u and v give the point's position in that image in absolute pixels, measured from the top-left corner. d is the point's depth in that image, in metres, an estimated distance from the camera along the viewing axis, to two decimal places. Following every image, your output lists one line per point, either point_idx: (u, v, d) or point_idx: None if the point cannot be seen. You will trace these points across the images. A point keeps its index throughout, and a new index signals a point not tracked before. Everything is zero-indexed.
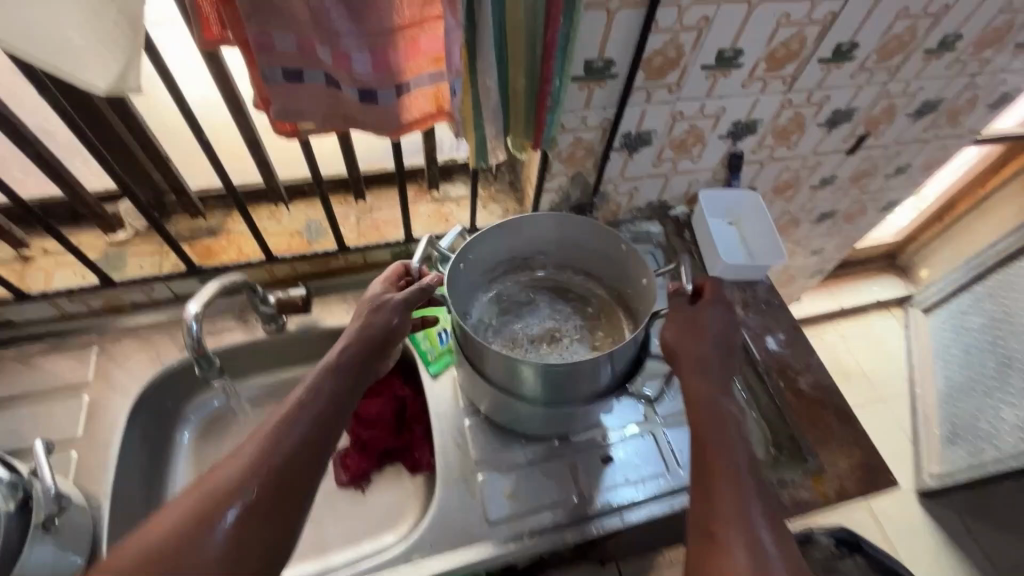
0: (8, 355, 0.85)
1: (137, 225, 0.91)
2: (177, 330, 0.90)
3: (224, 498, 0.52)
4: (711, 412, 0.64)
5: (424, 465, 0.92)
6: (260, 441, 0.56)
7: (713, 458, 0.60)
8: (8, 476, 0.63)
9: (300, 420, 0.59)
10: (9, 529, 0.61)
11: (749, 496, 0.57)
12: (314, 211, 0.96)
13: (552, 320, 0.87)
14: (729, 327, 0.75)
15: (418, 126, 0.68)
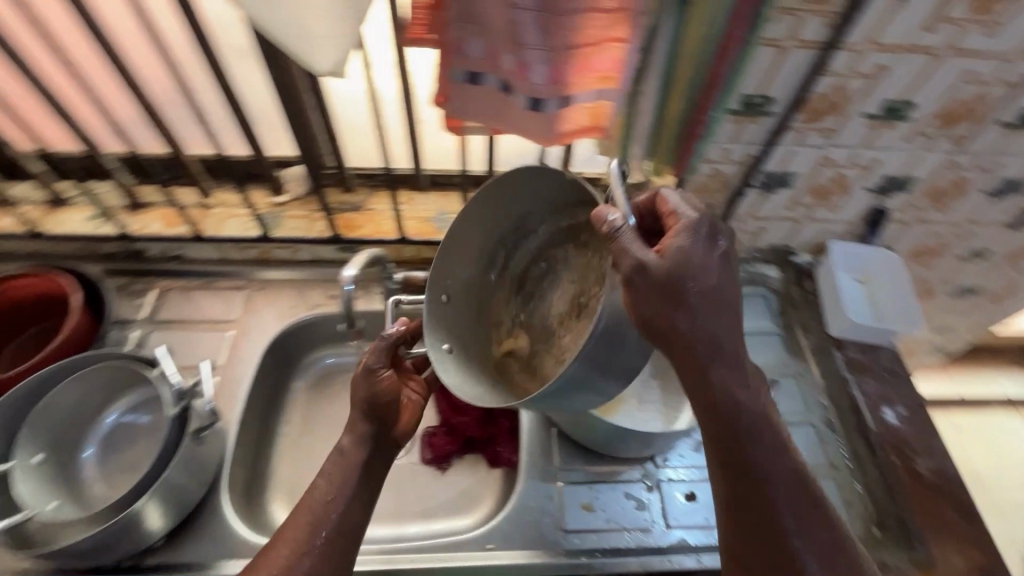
0: (177, 284, 0.99)
1: (297, 191, 1.01)
2: (313, 289, 1.01)
3: (318, 520, 0.63)
4: (735, 424, 0.61)
5: (504, 460, 0.94)
6: (335, 471, 0.67)
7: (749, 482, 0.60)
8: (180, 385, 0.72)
9: (352, 468, 0.67)
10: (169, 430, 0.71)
11: (783, 503, 0.60)
12: (447, 203, 1.02)
13: (577, 285, 0.75)
14: (713, 256, 0.59)
15: (570, 137, 0.71)
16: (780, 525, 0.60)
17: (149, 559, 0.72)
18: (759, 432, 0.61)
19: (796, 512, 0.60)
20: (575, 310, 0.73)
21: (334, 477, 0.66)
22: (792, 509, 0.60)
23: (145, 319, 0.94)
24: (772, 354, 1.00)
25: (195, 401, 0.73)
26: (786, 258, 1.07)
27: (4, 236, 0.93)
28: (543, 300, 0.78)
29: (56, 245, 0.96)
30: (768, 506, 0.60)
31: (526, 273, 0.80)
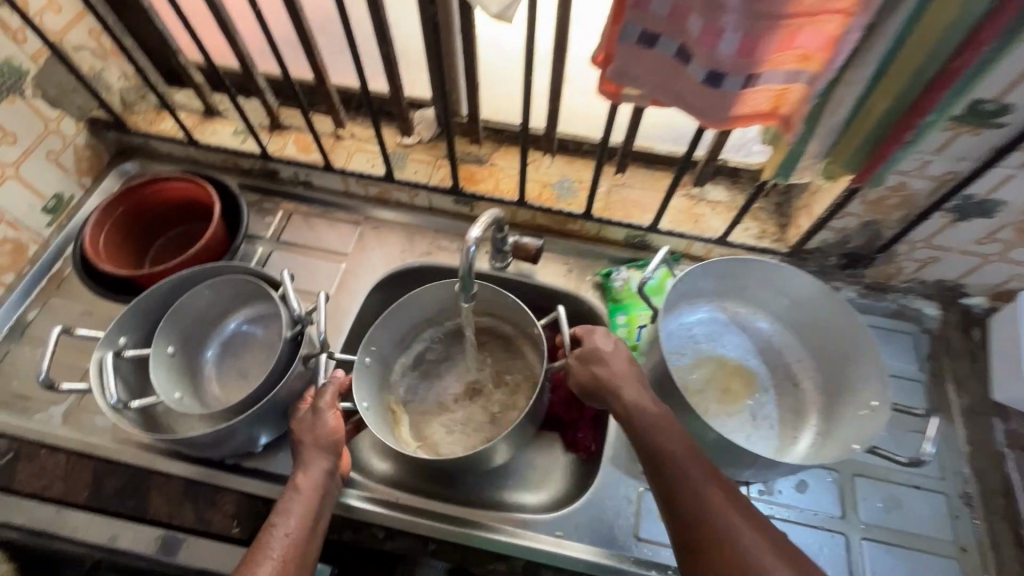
0: (302, 209, 1.03)
1: (423, 135, 0.99)
2: (422, 236, 1.00)
3: (294, 540, 0.61)
4: (666, 457, 0.62)
5: (583, 447, 0.90)
6: (299, 497, 0.65)
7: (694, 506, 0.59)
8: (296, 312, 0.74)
9: (309, 501, 0.65)
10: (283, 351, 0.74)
11: (728, 517, 0.57)
12: (572, 169, 0.97)
13: (470, 372, 0.97)
14: (617, 350, 0.73)
15: (741, 121, 0.62)
16: (742, 545, 0.55)
17: (246, 461, 0.77)
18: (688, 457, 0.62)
19: (720, 520, 0.57)
20: (467, 393, 0.95)
21: (302, 504, 0.64)
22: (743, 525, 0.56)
23: (271, 237, 0.99)
24: (911, 404, 0.86)
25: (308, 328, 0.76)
26: (955, 298, 0.90)
27: (163, 139, 1.01)
28: (440, 382, 0.97)
29: (204, 154, 1.02)
30: (716, 526, 0.57)
31: (422, 353, 0.98)
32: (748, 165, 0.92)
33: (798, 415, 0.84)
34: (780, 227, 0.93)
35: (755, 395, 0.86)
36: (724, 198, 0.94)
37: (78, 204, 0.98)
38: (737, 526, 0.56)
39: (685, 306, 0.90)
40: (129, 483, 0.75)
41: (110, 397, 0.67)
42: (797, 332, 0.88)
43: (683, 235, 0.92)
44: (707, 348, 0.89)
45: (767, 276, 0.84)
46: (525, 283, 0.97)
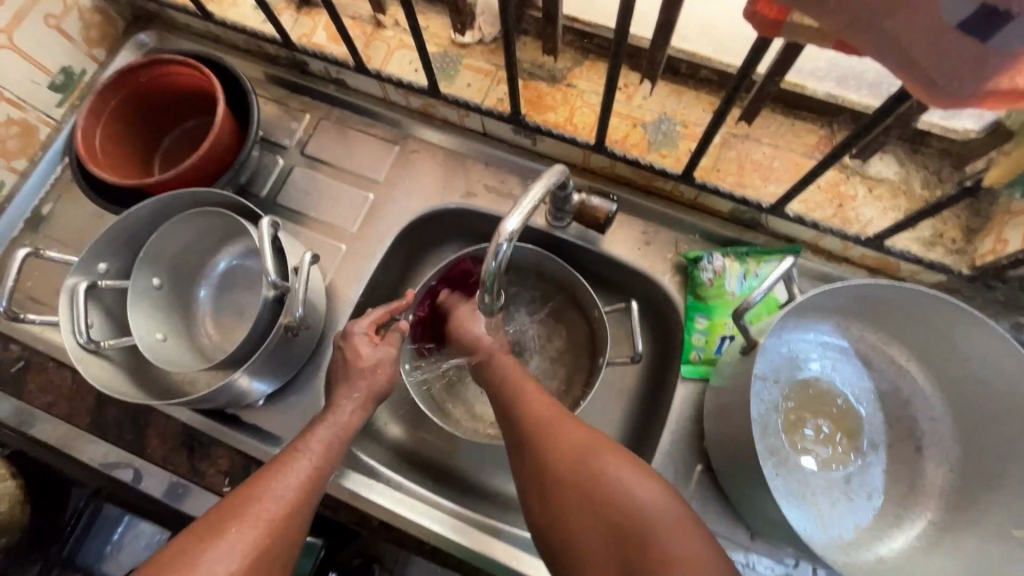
0: (331, 115, 0.84)
1: (486, 32, 0.75)
2: (468, 170, 0.80)
3: (287, 510, 0.52)
4: (554, 466, 0.56)
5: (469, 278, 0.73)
6: (303, 461, 0.55)
7: (586, 494, 0.54)
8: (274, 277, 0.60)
9: (329, 447, 0.57)
10: (262, 314, 0.63)
11: (631, 489, 0.52)
12: (677, 104, 0.71)
13: (512, 334, 0.81)
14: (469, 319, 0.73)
15: (1003, 103, 0.34)
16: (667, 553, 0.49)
17: (246, 415, 0.71)
18: (583, 448, 0.56)
19: (621, 491, 0.52)
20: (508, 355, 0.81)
21: (301, 476, 0.54)
22: (650, 495, 0.52)
23: (295, 148, 0.83)
24: None
25: (292, 293, 0.63)
26: None
27: (175, 7, 0.83)
28: None
29: (223, 31, 0.84)
30: (630, 514, 0.51)
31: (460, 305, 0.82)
32: (946, 131, 0.62)
33: (911, 493, 0.64)
34: (966, 233, 0.64)
35: (856, 454, 0.66)
36: (891, 177, 0.66)
37: (91, 81, 0.85)
38: (649, 500, 0.52)
39: (794, 323, 0.66)
40: (130, 417, 0.71)
41: (79, 335, 0.61)
42: (948, 386, 0.64)
43: (815, 224, 0.66)
44: (808, 378, 0.67)
45: (928, 308, 0.58)
46: (585, 250, 0.76)
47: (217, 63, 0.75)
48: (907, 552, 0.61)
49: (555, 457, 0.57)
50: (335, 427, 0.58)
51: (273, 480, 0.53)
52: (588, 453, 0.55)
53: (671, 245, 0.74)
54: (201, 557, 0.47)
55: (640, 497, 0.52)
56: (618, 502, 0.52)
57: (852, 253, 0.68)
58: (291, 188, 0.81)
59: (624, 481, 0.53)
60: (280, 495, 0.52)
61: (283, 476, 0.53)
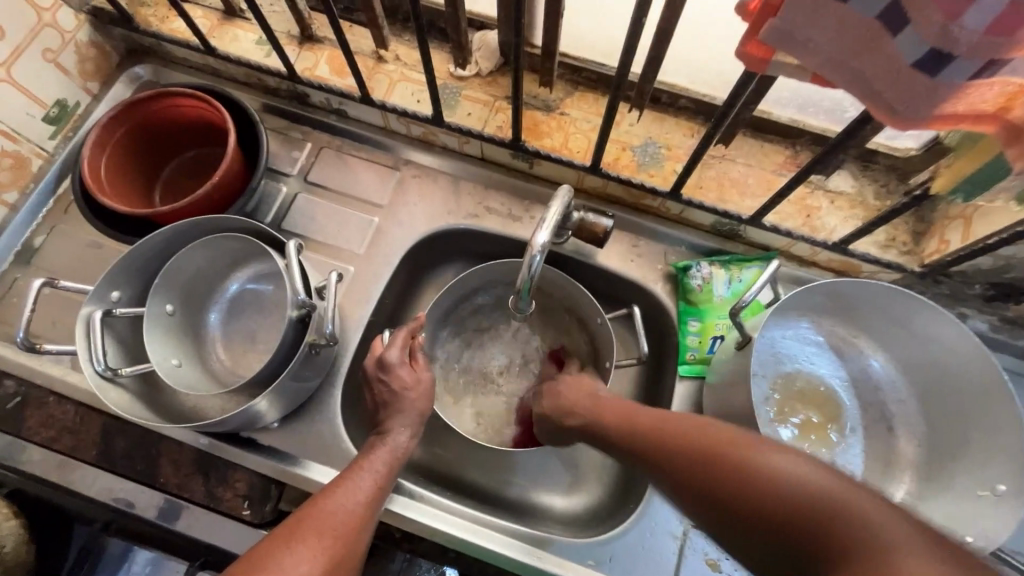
0: (333, 143, 0.88)
1: (483, 66, 0.81)
2: (468, 191, 0.85)
3: (355, 525, 0.57)
4: (699, 462, 0.51)
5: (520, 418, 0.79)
6: (365, 476, 0.61)
7: (734, 479, 0.47)
8: (302, 295, 0.63)
9: (390, 470, 0.63)
10: (288, 335, 0.65)
11: (790, 471, 0.45)
12: (661, 130, 0.78)
13: (518, 346, 0.86)
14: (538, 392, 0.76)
15: (948, 122, 0.43)
16: (875, 537, 0.38)
17: (263, 437, 0.71)
18: (716, 443, 0.51)
19: (775, 474, 0.45)
20: (515, 366, 0.85)
21: (364, 493, 0.60)
22: (805, 472, 0.44)
23: (297, 175, 0.86)
24: None
25: (318, 312, 0.65)
26: None
27: (176, 42, 0.84)
28: (483, 350, 0.86)
29: (222, 65, 0.86)
30: (792, 497, 0.43)
31: (466, 322, 0.86)
32: (891, 149, 0.71)
33: (888, 468, 0.71)
34: (914, 236, 0.74)
35: (837, 437, 0.73)
36: (849, 190, 0.75)
37: (85, 114, 0.85)
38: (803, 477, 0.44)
39: (776, 322, 0.74)
40: (140, 447, 0.70)
41: (97, 363, 0.61)
42: (909, 370, 0.72)
43: (788, 232, 0.74)
44: (793, 371, 0.75)
45: (891, 303, 0.67)
46: (583, 265, 0.82)
47: (224, 96, 0.77)
48: None
49: (688, 459, 0.52)
50: (392, 450, 0.65)
51: (336, 497, 0.58)
52: (717, 444, 0.51)
53: (662, 257, 0.81)
54: (283, 559, 0.51)
55: (800, 474, 0.45)
56: (791, 488, 0.44)
57: (820, 258, 0.77)
58: (296, 214, 0.84)
59: (789, 466, 0.46)
60: (345, 511, 0.58)
61: (345, 493, 0.59)
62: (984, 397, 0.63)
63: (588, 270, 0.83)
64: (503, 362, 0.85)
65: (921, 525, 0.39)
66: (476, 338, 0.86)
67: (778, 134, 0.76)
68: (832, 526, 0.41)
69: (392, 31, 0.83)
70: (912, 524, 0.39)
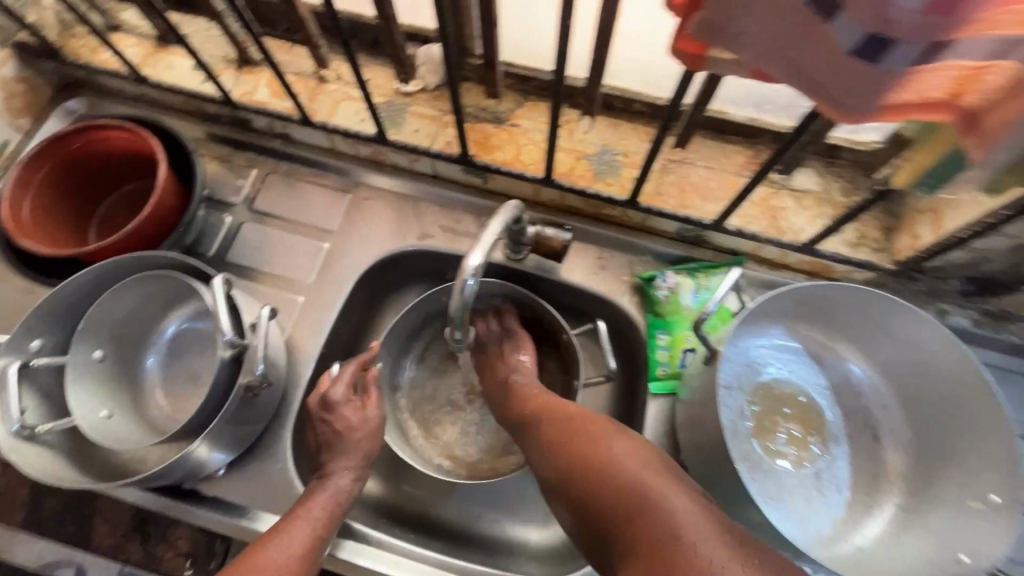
0: (279, 169, 0.84)
1: (428, 81, 0.78)
2: (420, 210, 0.81)
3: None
4: (570, 437, 0.55)
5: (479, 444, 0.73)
6: (303, 525, 0.56)
7: (582, 467, 0.51)
8: (232, 334, 0.58)
9: (333, 515, 0.59)
10: (222, 377, 0.60)
11: (630, 463, 0.49)
12: (616, 136, 0.75)
13: None
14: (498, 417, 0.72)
15: (900, 113, 0.40)
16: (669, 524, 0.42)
17: (206, 487, 0.66)
18: (591, 423, 0.55)
19: (615, 463, 0.49)
20: (482, 392, 0.80)
21: (301, 543, 0.55)
22: (634, 463, 0.48)
23: (242, 204, 0.82)
24: None
25: (253, 351, 0.60)
26: None
27: (106, 73, 0.81)
28: (447, 376, 0.81)
29: (158, 93, 0.83)
30: (623, 489, 0.47)
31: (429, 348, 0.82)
32: (857, 143, 0.68)
33: (876, 481, 0.67)
34: (886, 232, 0.70)
35: (822, 450, 0.69)
36: (815, 187, 0.72)
37: (14, 153, 0.81)
38: (632, 471, 0.48)
39: (747, 330, 0.70)
40: (72, 507, 0.65)
41: (11, 422, 0.56)
42: (892, 374, 0.68)
43: (754, 236, 0.71)
44: (770, 381, 0.71)
45: (866, 305, 0.63)
46: (545, 281, 0.78)
47: (155, 125, 0.74)
48: (884, 537, 0.63)
49: (567, 433, 0.56)
50: (336, 494, 0.60)
51: (268, 548, 0.54)
52: (591, 428, 0.54)
53: (627, 268, 0.77)
54: None
55: (626, 468, 0.48)
56: (626, 476, 0.47)
57: (790, 260, 0.73)
58: (241, 245, 0.79)
59: (624, 457, 0.49)
60: (277, 564, 0.53)
61: (277, 544, 0.54)
62: (971, 400, 0.59)
63: (551, 285, 0.79)
64: (469, 388, 0.80)
65: (707, 506, 0.44)
66: (439, 364, 0.82)
67: (737, 134, 0.73)
68: (650, 506, 0.44)
69: (332, 50, 0.80)
70: (709, 519, 0.43)
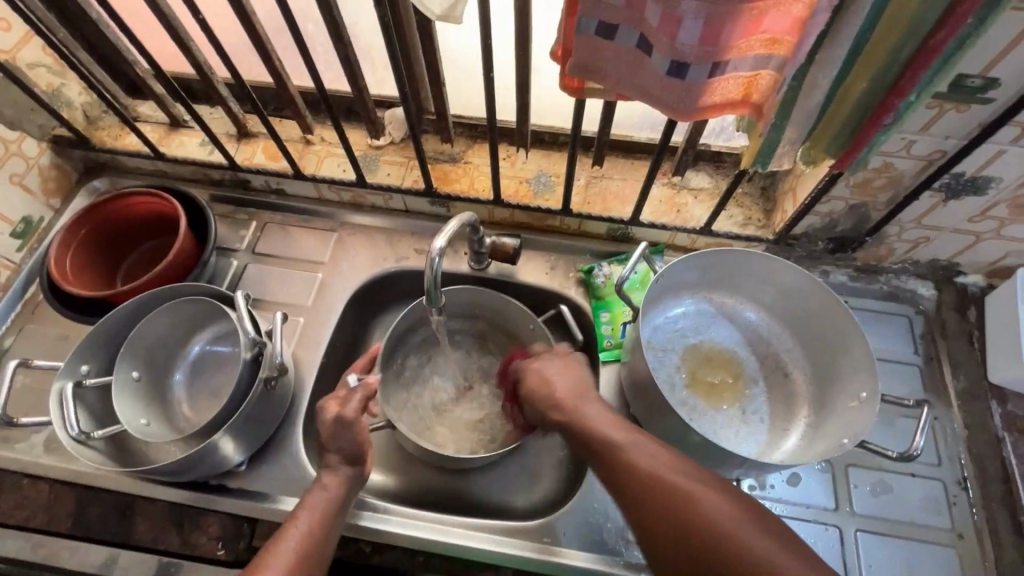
0: (276, 218, 1.00)
1: (395, 135, 0.97)
2: (396, 239, 0.98)
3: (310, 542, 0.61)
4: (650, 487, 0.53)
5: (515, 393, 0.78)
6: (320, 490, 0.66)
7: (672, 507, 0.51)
8: (253, 333, 0.73)
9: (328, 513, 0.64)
10: (245, 373, 0.73)
11: (724, 523, 0.48)
12: (548, 162, 0.94)
13: (463, 368, 0.95)
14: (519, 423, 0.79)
15: (715, 111, 0.59)
16: None
17: (231, 481, 0.77)
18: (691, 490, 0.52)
19: (711, 519, 0.49)
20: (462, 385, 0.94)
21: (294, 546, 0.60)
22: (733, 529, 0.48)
23: (245, 249, 0.97)
24: (908, 388, 0.84)
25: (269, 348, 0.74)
26: (948, 276, 0.89)
27: (129, 154, 0.98)
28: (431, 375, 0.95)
29: (172, 167, 1.00)
30: (737, 554, 0.46)
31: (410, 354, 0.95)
32: (731, 148, 0.90)
33: (789, 408, 0.82)
34: (766, 212, 0.89)
35: (744, 389, 0.84)
36: (707, 185, 0.91)
37: (49, 226, 0.96)
38: (728, 525, 0.48)
39: (668, 300, 0.87)
40: (113, 510, 0.75)
41: (70, 428, 0.68)
42: (787, 321, 0.85)
43: (665, 226, 0.89)
44: (696, 341, 0.87)
45: (752, 264, 0.81)
46: (506, 284, 0.94)
47: (174, 190, 0.90)
48: (798, 448, 0.78)
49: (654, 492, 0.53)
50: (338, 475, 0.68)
51: (298, 516, 0.63)
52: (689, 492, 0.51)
53: (571, 266, 0.94)
54: None
55: (721, 522, 0.48)
56: (731, 551, 0.46)
57: (698, 244, 0.92)
58: (247, 281, 0.94)
59: (719, 517, 0.49)
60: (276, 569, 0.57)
61: (303, 511, 0.63)
62: (840, 324, 0.76)
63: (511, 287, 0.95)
64: (451, 384, 0.94)
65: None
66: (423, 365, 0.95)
67: (641, 151, 0.93)
68: None
69: (316, 119, 0.99)
70: None
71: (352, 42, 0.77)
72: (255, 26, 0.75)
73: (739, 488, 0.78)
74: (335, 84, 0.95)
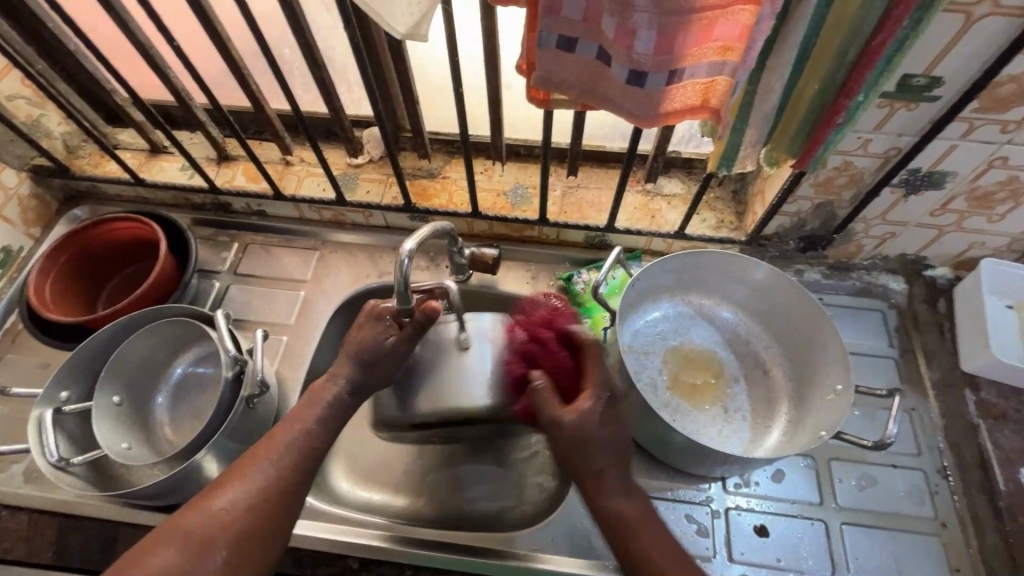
0: (258, 239, 1.01)
1: (373, 153, 0.99)
2: (378, 255, 0.99)
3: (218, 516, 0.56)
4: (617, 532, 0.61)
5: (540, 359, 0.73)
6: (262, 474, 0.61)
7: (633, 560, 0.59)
8: (233, 351, 0.73)
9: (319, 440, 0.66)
10: (226, 393, 0.73)
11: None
12: (525, 174, 0.96)
13: None
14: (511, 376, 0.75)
15: (674, 117, 0.61)
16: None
17: None
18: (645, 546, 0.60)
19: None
20: None
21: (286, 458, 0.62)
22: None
23: (227, 271, 0.98)
24: (885, 381, 0.85)
25: (250, 367, 0.74)
26: (917, 270, 0.91)
27: (110, 181, 0.99)
28: None
29: (152, 192, 1.01)
30: None
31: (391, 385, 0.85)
32: (700, 154, 0.93)
33: (769, 405, 0.83)
34: (737, 215, 0.92)
35: (725, 389, 0.85)
36: (679, 190, 0.93)
37: (28, 255, 0.96)
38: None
39: (647, 304, 0.88)
40: (95, 537, 0.74)
41: (49, 455, 0.67)
42: (763, 319, 0.87)
43: (640, 232, 0.91)
44: (676, 343, 0.88)
45: (726, 265, 0.83)
46: (487, 295, 0.95)
47: (155, 216, 0.90)
48: (780, 444, 0.79)
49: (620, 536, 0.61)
50: None
51: (221, 495, 0.57)
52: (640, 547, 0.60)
53: (551, 275, 0.95)
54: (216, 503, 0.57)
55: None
56: None
57: (673, 248, 0.94)
58: (230, 302, 0.95)
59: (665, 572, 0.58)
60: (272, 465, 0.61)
61: (230, 492, 0.58)
62: (813, 320, 0.78)
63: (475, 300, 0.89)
64: None
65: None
66: None
67: (615, 161, 0.96)
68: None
69: (295, 141, 1.01)
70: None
71: (327, 64, 0.79)
72: (230, 51, 0.77)
73: (724, 487, 0.78)
74: (314, 106, 0.97)
